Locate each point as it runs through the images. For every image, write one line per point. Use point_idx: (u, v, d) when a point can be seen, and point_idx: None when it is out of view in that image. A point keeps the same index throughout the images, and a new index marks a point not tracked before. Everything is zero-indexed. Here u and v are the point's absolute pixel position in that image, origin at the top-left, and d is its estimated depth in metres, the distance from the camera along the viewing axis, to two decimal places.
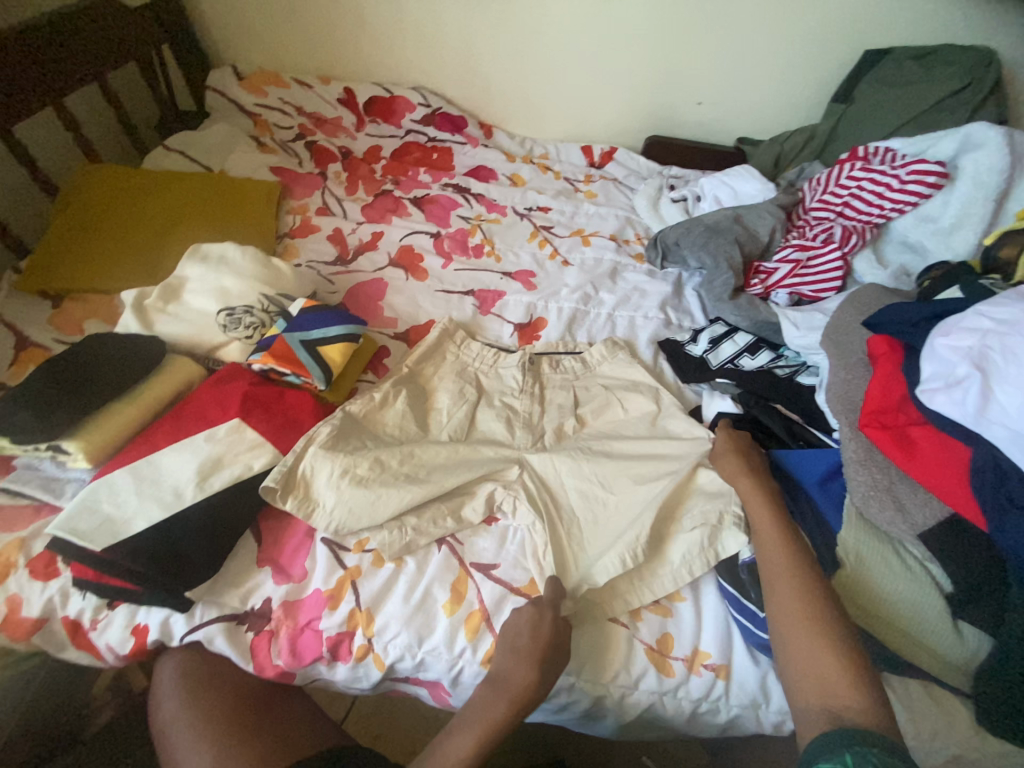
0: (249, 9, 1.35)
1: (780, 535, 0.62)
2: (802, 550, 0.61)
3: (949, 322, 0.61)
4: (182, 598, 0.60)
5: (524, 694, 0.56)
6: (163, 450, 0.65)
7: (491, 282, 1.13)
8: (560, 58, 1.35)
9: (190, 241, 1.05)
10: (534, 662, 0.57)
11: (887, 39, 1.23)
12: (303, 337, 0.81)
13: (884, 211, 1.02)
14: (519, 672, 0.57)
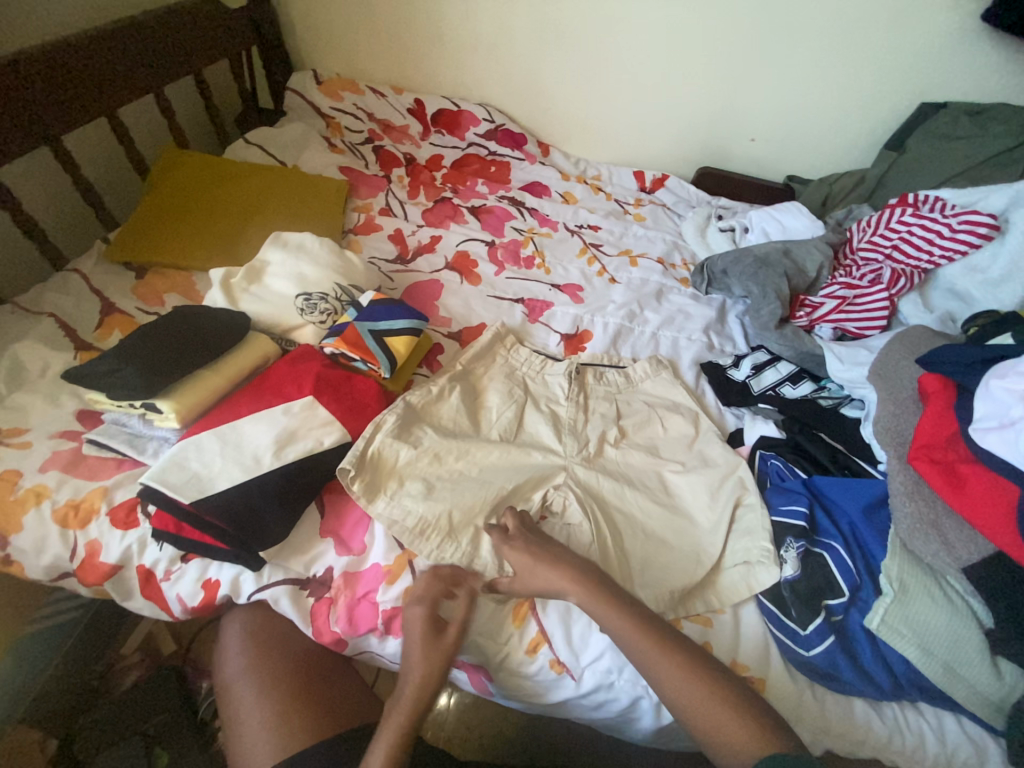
0: (336, 20, 1.45)
1: None
2: None
3: (1004, 366, 0.64)
4: (255, 557, 0.64)
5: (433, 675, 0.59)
6: (245, 418, 0.69)
7: (540, 292, 1.17)
8: (624, 86, 1.41)
9: (266, 228, 1.12)
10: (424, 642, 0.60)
11: (943, 93, 1.28)
12: (372, 327, 0.85)
13: (933, 257, 1.05)
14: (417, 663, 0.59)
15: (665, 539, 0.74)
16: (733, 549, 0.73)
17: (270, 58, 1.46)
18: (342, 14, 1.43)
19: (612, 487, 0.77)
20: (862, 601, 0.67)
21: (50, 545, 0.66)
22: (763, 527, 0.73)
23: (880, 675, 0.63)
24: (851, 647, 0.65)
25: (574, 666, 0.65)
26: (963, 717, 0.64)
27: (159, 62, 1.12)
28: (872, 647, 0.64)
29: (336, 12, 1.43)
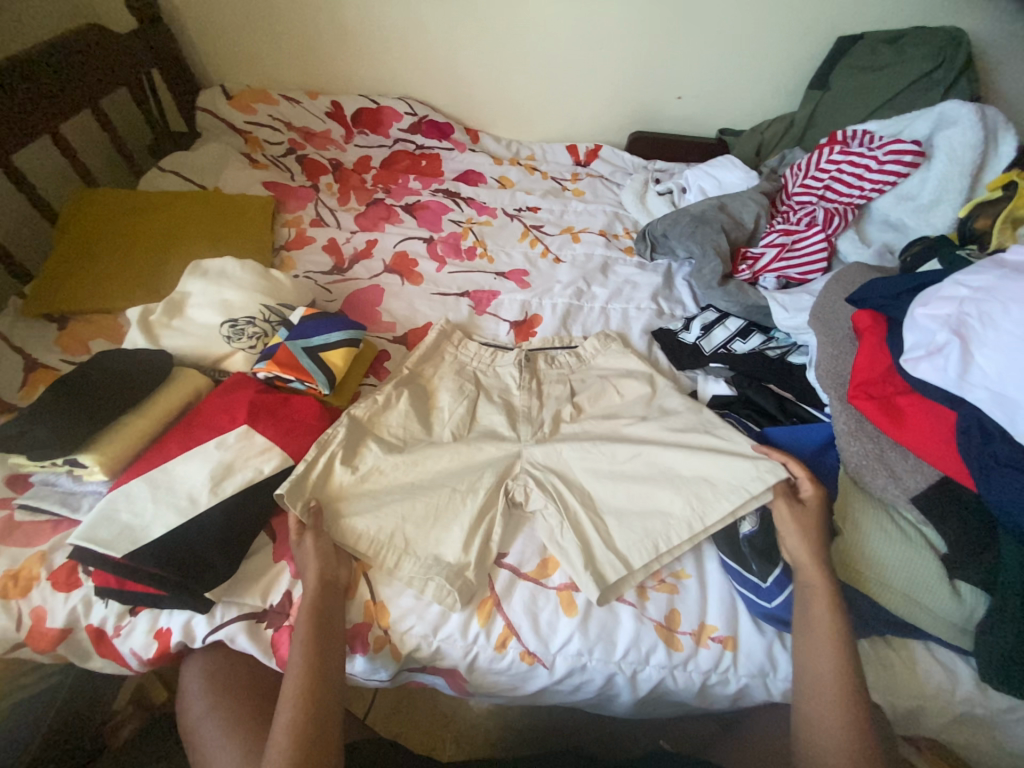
0: (235, 29, 1.38)
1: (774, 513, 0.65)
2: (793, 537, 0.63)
3: (928, 293, 0.63)
4: (203, 599, 0.62)
5: (324, 659, 0.58)
6: (176, 459, 0.67)
7: (485, 282, 1.15)
8: (542, 59, 1.38)
9: (190, 257, 1.08)
10: (308, 634, 0.58)
11: (860, 23, 1.26)
12: (305, 344, 0.83)
13: (865, 192, 1.05)
14: (298, 650, 0.58)
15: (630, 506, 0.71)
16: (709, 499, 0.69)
17: (172, 78, 1.40)
18: (240, 22, 1.37)
19: (576, 461, 0.76)
20: None
21: None
22: (720, 482, 0.69)
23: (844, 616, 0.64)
24: None
25: (545, 655, 0.64)
26: (931, 642, 0.65)
27: (48, 101, 1.06)
28: None
29: (234, 21, 1.37)
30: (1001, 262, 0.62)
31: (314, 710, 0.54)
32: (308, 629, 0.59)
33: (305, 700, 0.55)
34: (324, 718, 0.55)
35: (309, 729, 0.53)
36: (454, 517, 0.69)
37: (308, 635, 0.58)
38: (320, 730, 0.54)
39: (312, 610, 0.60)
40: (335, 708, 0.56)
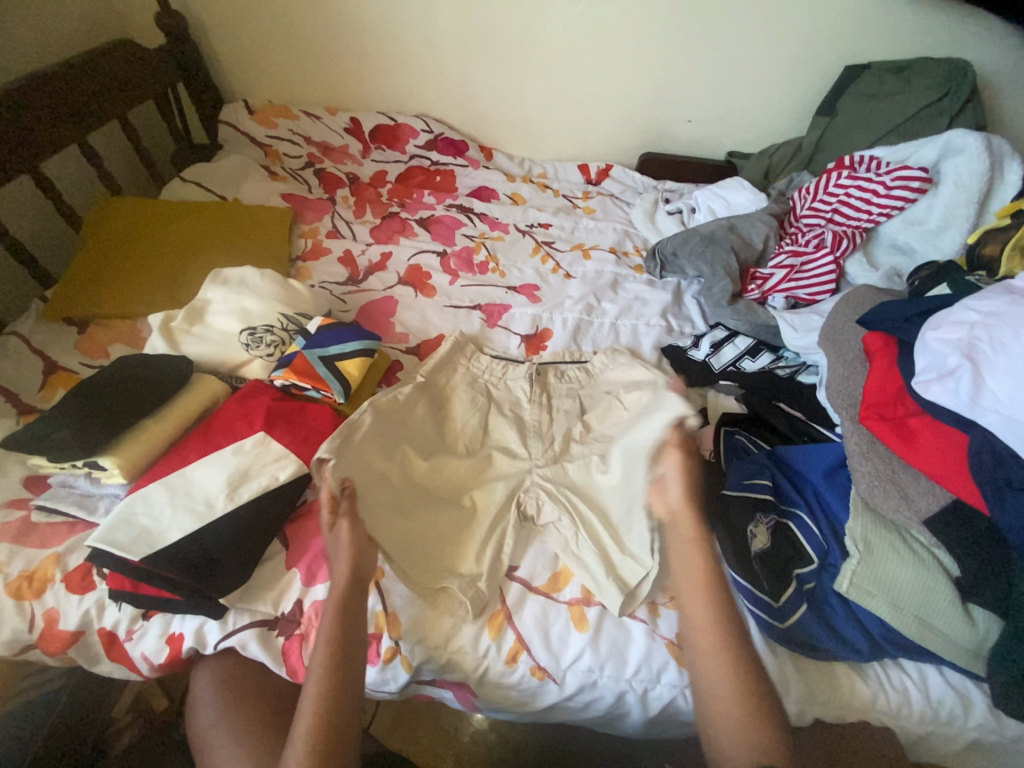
0: (260, 47, 1.43)
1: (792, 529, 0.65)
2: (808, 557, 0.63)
3: (939, 317, 0.64)
4: (217, 605, 0.62)
5: (344, 661, 0.57)
6: (194, 464, 0.68)
7: (497, 296, 1.17)
8: (556, 81, 1.41)
9: (210, 265, 1.10)
10: (329, 635, 0.58)
11: (867, 53, 1.30)
12: (322, 353, 0.84)
13: (873, 216, 1.07)
14: (321, 651, 0.57)
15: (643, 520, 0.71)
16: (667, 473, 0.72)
17: (196, 93, 1.44)
18: (265, 41, 1.42)
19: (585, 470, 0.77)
20: (832, 566, 0.67)
21: (4, 621, 0.64)
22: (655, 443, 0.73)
23: (856, 638, 0.64)
24: (827, 614, 0.65)
25: (556, 670, 0.64)
26: (944, 667, 0.64)
27: (78, 112, 1.09)
28: (845, 611, 0.65)
29: (260, 40, 1.41)
30: (1011, 287, 0.63)
31: (333, 713, 0.54)
32: (334, 627, 0.58)
33: (325, 703, 0.54)
34: (342, 723, 0.54)
35: (327, 734, 0.52)
36: (470, 532, 0.71)
37: (333, 633, 0.58)
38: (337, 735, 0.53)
39: (337, 611, 0.60)
40: (355, 713, 0.55)
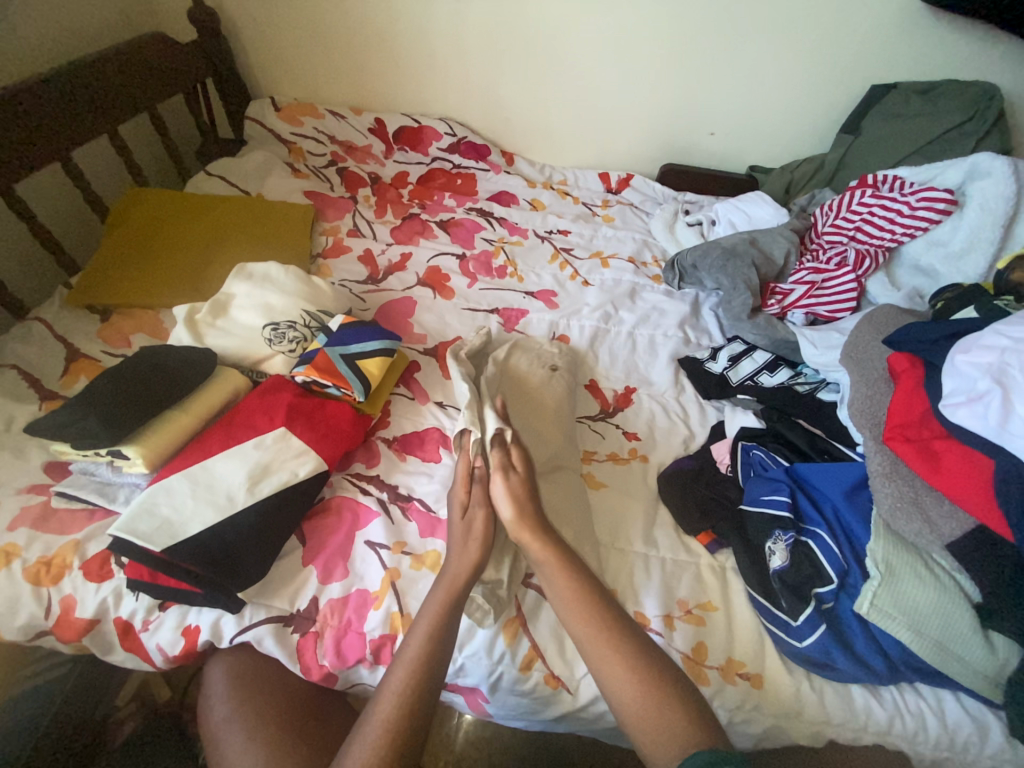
0: (289, 46, 1.44)
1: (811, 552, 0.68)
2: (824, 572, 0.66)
3: (968, 341, 0.64)
4: (234, 599, 0.62)
5: (433, 655, 0.56)
6: (215, 456, 0.68)
7: (515, 301, 1.17)
8: (581, 90, 1.42)
9: (232, 259, 1.11)
10: (429, 627, 0.58)
11: (893, 73, 1.30)
12: (343, 351, 0.85)
13: (896, 235, 1.06)
14: (415, 641, 0.57)
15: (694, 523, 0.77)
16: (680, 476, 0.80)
17: (224, 88, 1.45)
18: (295, 40, 1.43)
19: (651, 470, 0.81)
20: (851, 587, 0.66)
21: (21, 606, 0.64)
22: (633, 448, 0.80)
23: (874, 660, 0.63)
24: (845, 635, 0.64)
25: (569, 679, 0.63)
26: (961, 694, 0.63)
27: (110, 104, 1.10)
28: (864, 632, 0.64)
29: (289, 38, 1.43)
30: None
31: (412, 706, 0.53)
32: (435, 621, 0.58)
33: (405, 693, 0.54)
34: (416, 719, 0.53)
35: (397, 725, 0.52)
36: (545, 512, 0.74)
37: (432, 626, 0.58)
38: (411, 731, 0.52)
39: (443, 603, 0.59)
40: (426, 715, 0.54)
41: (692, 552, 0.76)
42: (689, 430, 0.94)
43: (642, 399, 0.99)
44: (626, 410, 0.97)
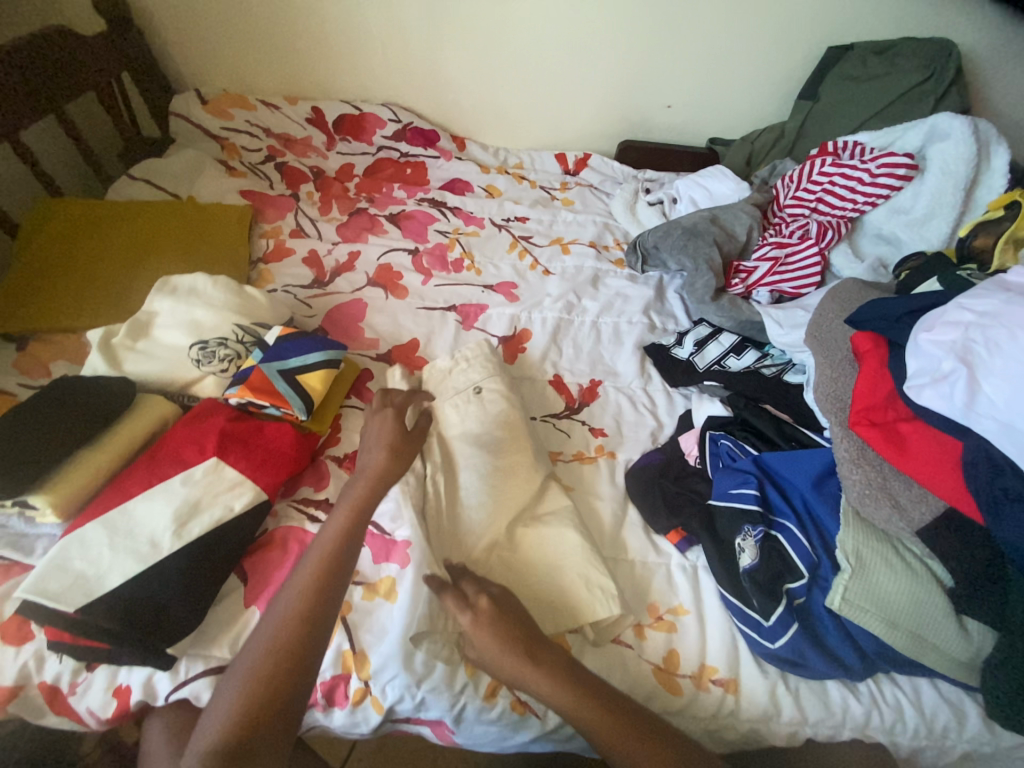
0: (210, 31, 1.33)
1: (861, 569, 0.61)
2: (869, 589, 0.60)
3: (931, 318, 0.61)
4: (164, 655, 0.57)
5: (308, 606, 0.53)
6: (137, 499, 0.63)
7: (473, 295, 1.11)
8: (529, 66, 1.34)
9: (159, 271, 1.02)
10: (320, 557, 0.55)
11: (849, 34, 1.25)
12: (281, 367, 0.79)
13: (857, 205, 1.03)
14: (303, 572, 0.55)
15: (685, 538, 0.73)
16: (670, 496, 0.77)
17: (144, 84, 1.34)
18: (217, 26, 1.32)
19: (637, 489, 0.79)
20: (823, 580, 0.64)
21: None
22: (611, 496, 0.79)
23: (847, 655, 0.61)
24: (817, 631, 0.62)
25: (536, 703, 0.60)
26: (938, 680, 0.62)
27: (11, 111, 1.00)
28: (837, 628, 0.62)
29: (209, 23, 1.31)
30: (1005, 285, 0.60)
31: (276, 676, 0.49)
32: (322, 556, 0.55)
33: (254, 688, 0.49)
34: (273, 721, 0.48)
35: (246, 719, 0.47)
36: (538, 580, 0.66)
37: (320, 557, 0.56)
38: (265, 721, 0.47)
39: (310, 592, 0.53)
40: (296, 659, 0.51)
41: (662, 553, 0.73)
42: (657, 421, 0.91)
43: (608, 392, 0.95)
44: (592, 404, 0.93)
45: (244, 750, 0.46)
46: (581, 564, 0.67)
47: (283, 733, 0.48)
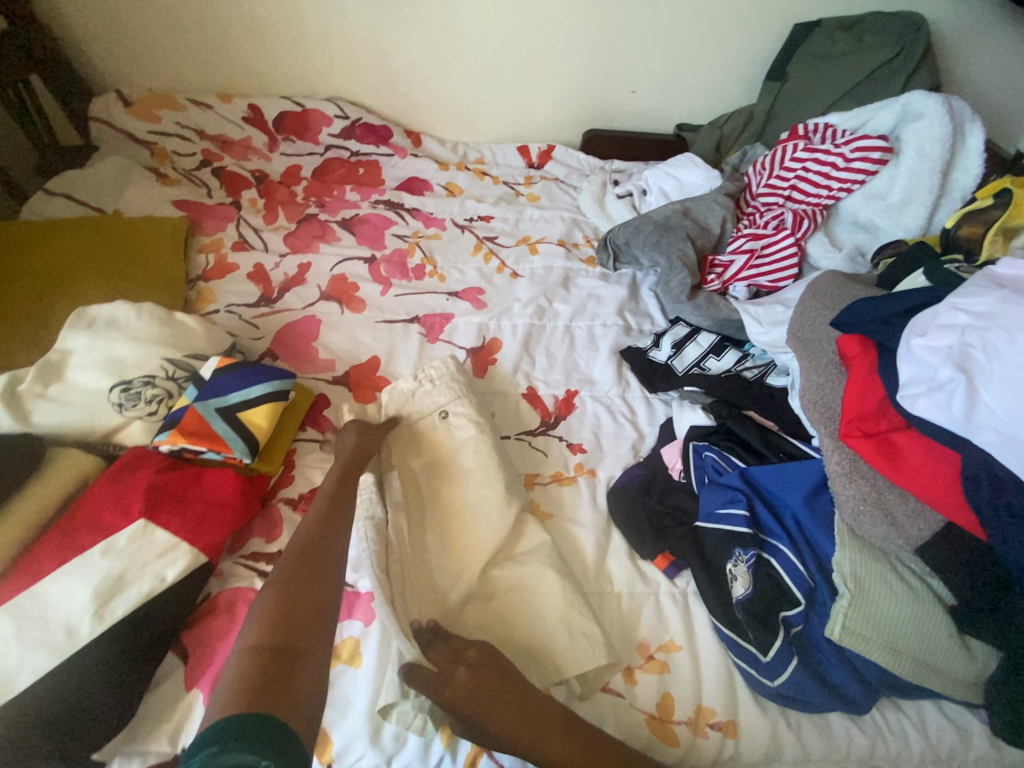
0: (125, 24, 1.20)
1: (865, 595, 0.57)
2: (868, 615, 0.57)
3: (922, 321, 0.57)
4: (90, 760, 0.50)
5: (321, 543, 0.58)
6: (49, 578, 0.54)
7: (436, 304, 1.03)
8: (482, 52, 1.25)
9: (81, 299, 0.92)
10: (319, 511, 0.61)
11: (815, 10, 1.20)
12: (219, 405, 0.71)
13: (832, 191, 0.99)
14: (308, 523, 0.60)
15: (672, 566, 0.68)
16: (652, 519, 0.72)
17: (55, 86, 1.21)
18: (133, 17, 1.19)
19: (619, 513, 0.73)
20: (820, 606, 0.60)
21: None
22: (592, 521, 0.73)
23: (849, 687, 0.58)
24: (816, 662, 0.59)
25: None
26: (942, 701, 0.60)
27: None
28: (837, 656, 0.58)
29: (123, 15, 1.18)
30: (998, 281, 0.56)
31: (300, 596, 0.52)
32: (323, 509, 0.62)
33: (281, 604, 0.51)
34: (306, 626, 0.50)
35: (284, 620, 0.49)
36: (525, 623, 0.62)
37: (322, 510, 0.62)
38: (301, 620, 0.50)
39: (324, 517, 0.61)
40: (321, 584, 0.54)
41: (650, 581, 0.68)
42: (638, 432, 0.85)
43: (585, 403, 0.89)
44: (569, 418, 0.87)
45: (284, 652, 0.47)
46: (565, 606, 0.61)
47: (315, 632, 0.50)
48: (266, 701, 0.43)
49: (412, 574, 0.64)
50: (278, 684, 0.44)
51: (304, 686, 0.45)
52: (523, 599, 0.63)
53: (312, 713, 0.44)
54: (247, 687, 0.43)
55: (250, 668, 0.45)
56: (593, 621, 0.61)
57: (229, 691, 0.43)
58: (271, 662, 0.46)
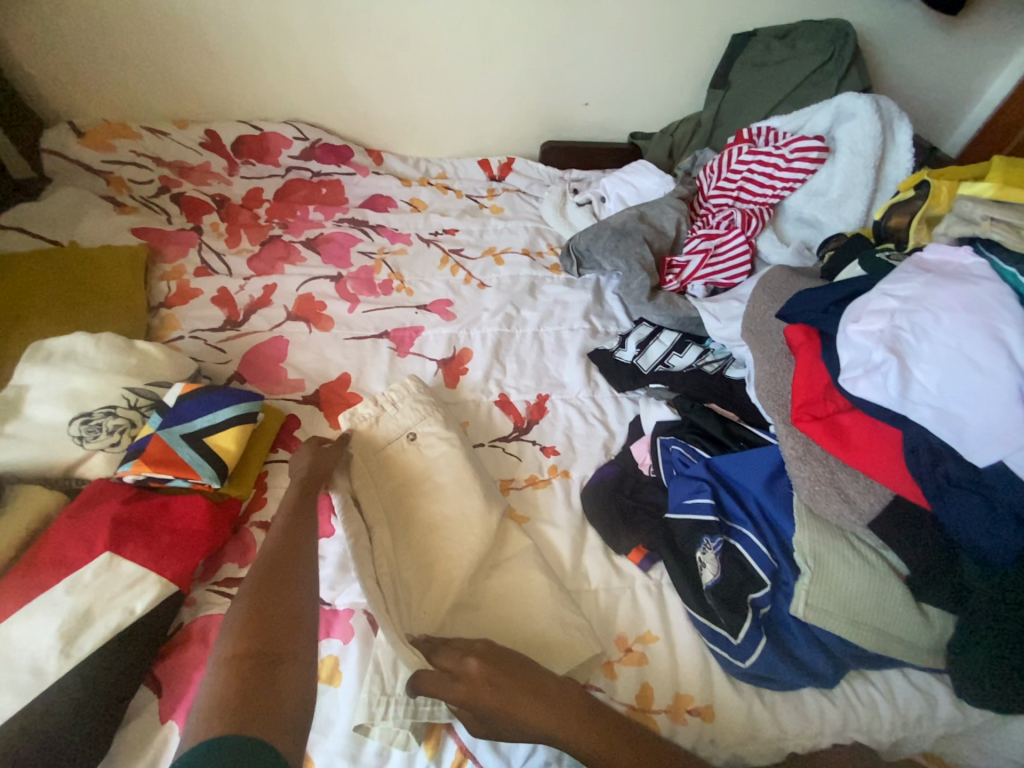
0: (74, 55, 1.19)
1: (827, 573, 0.60)
2: (830, 591, 0.59)
3: (857, 308, 0.60)
4: None
5: (290, 548, 0.58)
6: (11, 619, 0.53)
7: (405, 318, 1.04)
8: (437, 71, 1.28)
9: (37, 333, 0.90)
10: (285, 521, 0.61)
11: (751, 21, 1.27)
12: (184, 431, 0.70)
13: (777, 190, 1.04)
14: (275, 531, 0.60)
15: (646, 559, 0.70)
16: (624, 514, 0.73)
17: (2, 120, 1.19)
18: (83, 48, 1.18)
19: (593, 511, 0.75)
20: (785, 585, 0.63)
21: None
22: (567, 521, 0.74)
23: (816, 662, 0.60)
24: (784, 640, 0.61)
25: None
26: (908, 669, 0.62)
27: None
28: (804, 633, 0.61)
29: (72, 47, 1.18)
30: (924, 267, 0.60)
31: (273, 602, 0.52)
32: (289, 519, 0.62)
33: (256, 611, 0.51)
34: (284, 629, 0.50)
35: (257, 625, 0.50)
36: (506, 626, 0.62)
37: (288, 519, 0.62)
38: (276, 624, 0.50)
39: (290, 524, 0.61)
40: (295, 587, 0.54)
41: (626, 575, 0.69)
42: (609, 431, 0.87)
43: (556, 406, 0.91)
44: (541, 422, 0.88)
45: (264, 659, 0.48)
46: (543, 607, 0.63)
47: (293, 633, 0.50)
48: (249, 710, 0.43)
49: (404, 583, 0.64)
50: (259, 692, 0.45)
51: (288, 688, 0.46)
52: (502, 601, 0.64)
53: (295, 719, 0.45)
54: (226, 703, 0.44)
55: (230, 680, 0.45)
56: (571, 619, 0.62)
57: (212, 703, 0.44)
58: (248, 673, 0.46)
